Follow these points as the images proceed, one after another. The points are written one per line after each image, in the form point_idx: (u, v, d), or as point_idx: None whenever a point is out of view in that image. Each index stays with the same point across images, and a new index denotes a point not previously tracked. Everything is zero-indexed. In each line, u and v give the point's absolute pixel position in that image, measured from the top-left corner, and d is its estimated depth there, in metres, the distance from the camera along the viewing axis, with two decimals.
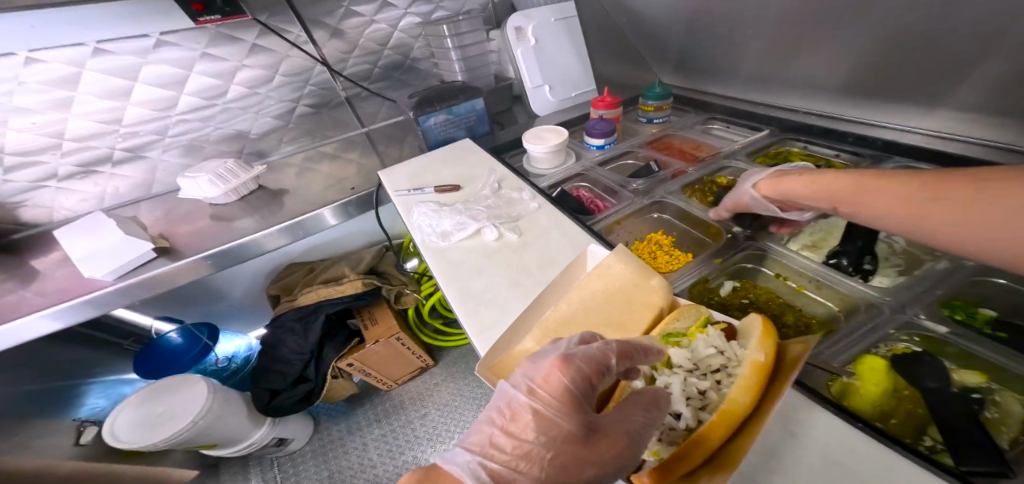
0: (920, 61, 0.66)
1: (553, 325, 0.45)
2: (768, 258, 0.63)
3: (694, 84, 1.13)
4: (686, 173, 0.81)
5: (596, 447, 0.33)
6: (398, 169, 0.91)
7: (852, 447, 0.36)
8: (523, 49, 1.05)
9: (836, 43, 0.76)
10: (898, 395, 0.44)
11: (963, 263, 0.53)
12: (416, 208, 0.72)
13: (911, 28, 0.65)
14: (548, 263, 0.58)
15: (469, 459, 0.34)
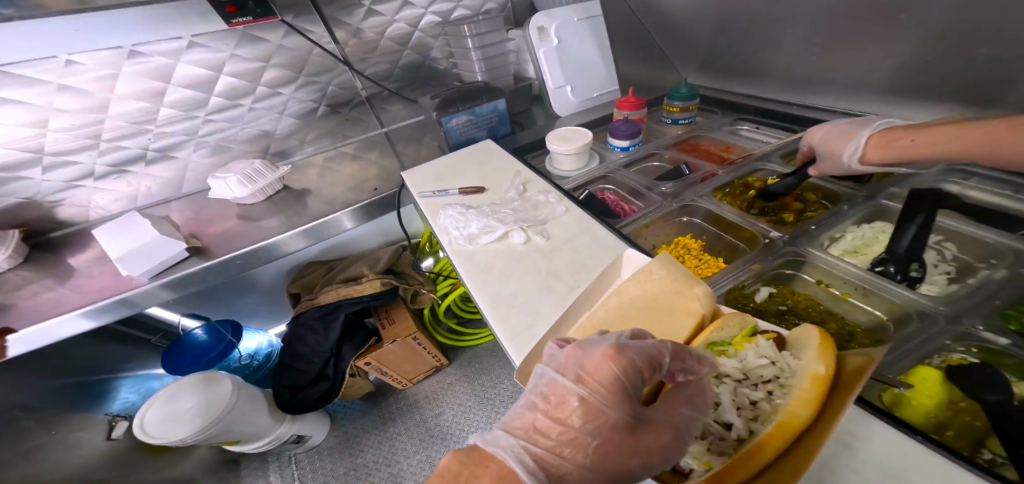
0: (975, 57, 0.63)
1: (589, 331, 0.44)
2: (807, 264, 0.60)
3: (721, 83, 1.11)
4: (716, 175, 0.79)
5: (643, 437, 0.32)
6: (421, 170, 0.91)
7: (913, 463, 0.34)
8: (545, 48, 1.04)
9: (880, 39, 0.73)
10: (955, 407, 0.42)
11: (1023, 271, 0.49)
12: (442, 211, 0.72)
13: (965, 23, 0.62)
14: (579, 267, 0.57)
15: (513, 441, 0.34)
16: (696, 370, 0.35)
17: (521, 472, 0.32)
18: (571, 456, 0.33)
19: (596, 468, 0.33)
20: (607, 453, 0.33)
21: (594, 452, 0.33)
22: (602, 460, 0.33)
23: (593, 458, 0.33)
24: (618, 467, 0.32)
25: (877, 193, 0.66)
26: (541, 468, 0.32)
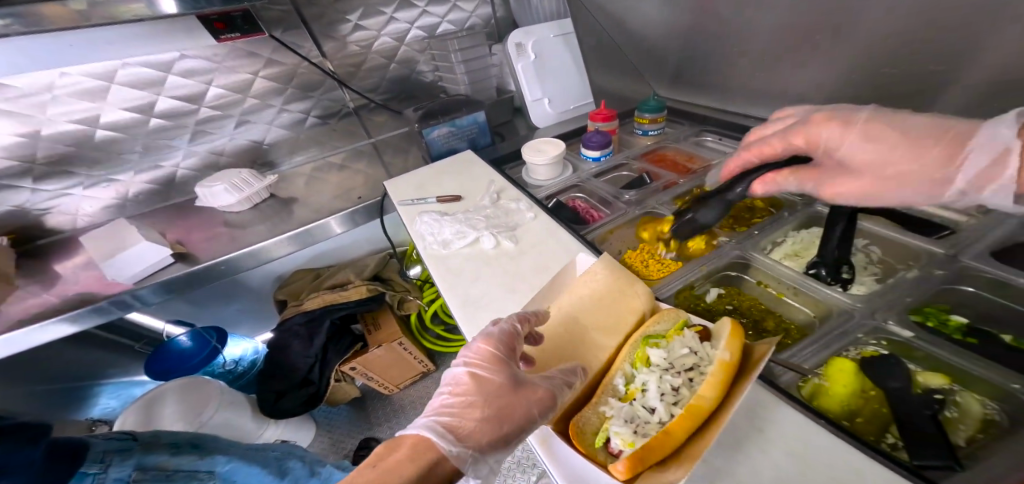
0: (897, 76, 0.71)
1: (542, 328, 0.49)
2: (751, 267, 0.65)
3: (688, 98, 1.18)
4: (677, 184, 0.85)
5: (523, 396, 0.40)
6: (402, 179, 0.95)
7: (815, 441, 0.39)
8: (523, 64, 1.10)
9: (819, 60, 0.81)
10: (865, 396, 0.46)
11: (933, 272, 0.55)
12: (419, 217, 0.76)
13: (889, 47, 0.70)
14: (541, 269, 0.62)
15: (426, 419, 0.41)
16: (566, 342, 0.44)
17: (428, 441, 0.39)
18: (471, 420, 0.41)
19: (495, 427, 0.40)
20: (498, 413, 0.40)
21: (491, 414, 0.41)
22: (498, 419, 0.40)
23: (490, 420, 0.40)
24: (508, 423, 0.39)
25: (814, 201, 0.72)
26: (448, 432, 0.39)
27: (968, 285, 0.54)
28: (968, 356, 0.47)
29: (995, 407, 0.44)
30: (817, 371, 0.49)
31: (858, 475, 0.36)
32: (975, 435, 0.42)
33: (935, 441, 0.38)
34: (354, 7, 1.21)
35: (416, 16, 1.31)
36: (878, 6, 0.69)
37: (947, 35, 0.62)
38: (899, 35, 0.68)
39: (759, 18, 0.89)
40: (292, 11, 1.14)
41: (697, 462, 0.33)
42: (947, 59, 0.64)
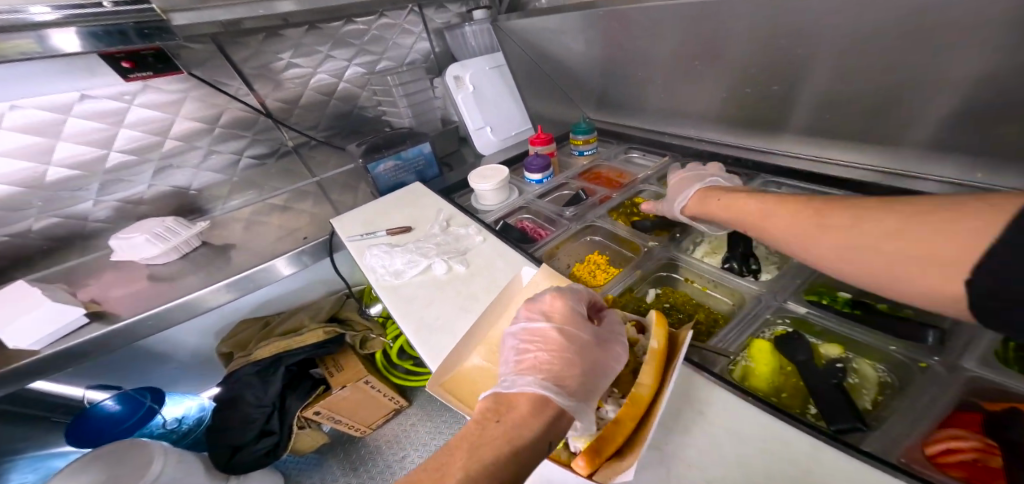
0: (752, 97, 0.87)
1: (494, 342, 0.53)
2: (680, 266, 0.74)
3: (615, 117, 1.29)
4: (610, 198, 0.95)
5: (609, 351, 0.44)
6: (352, 215, 0.94)
7: (740, 415, 0.45)
8: (463, 94, 1.17)
9: (700, 85, 0.96)
10: (785, 372, 0.54)
11: None
12: (369, 251, 0.77)
13: (745, 75, 0.85)
14: (491, 286, 0.65)
15: (529, 379, 0.39)
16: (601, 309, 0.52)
17: (547, 394, 0.38)
18: (568, 374, 0.41)
19: (583, 376, 0.41)
20: (588, 362, 0.42)
21: (577, 366, 0.41)
22: (584, 367, 0.41)
23: (583, 370, 0.41)
24: (604, 373, 0.42)
25: None
26: (552, 389, 0.38)
27: (852, 262, 0.64)
28: (848, 326, 0.55)
29: (883, 369, 0.52)
30: (742, 353, 0.55)
31: (779, 442, 0.41)
32: (877, 398, 0.49)
33: (840, 404, 0.44)
34: (286, 46, 1.21)
35: (353, 54, 1.33)
36: (732, 43, 0.82)
37: (780, 66, 0.78)
38: (755, 59, 0.80)
39: (651, 47, 0.98)
40: (214, 49, 1.10)
41: (642, 449, 0.36)
42: (784, 84, 0.80)
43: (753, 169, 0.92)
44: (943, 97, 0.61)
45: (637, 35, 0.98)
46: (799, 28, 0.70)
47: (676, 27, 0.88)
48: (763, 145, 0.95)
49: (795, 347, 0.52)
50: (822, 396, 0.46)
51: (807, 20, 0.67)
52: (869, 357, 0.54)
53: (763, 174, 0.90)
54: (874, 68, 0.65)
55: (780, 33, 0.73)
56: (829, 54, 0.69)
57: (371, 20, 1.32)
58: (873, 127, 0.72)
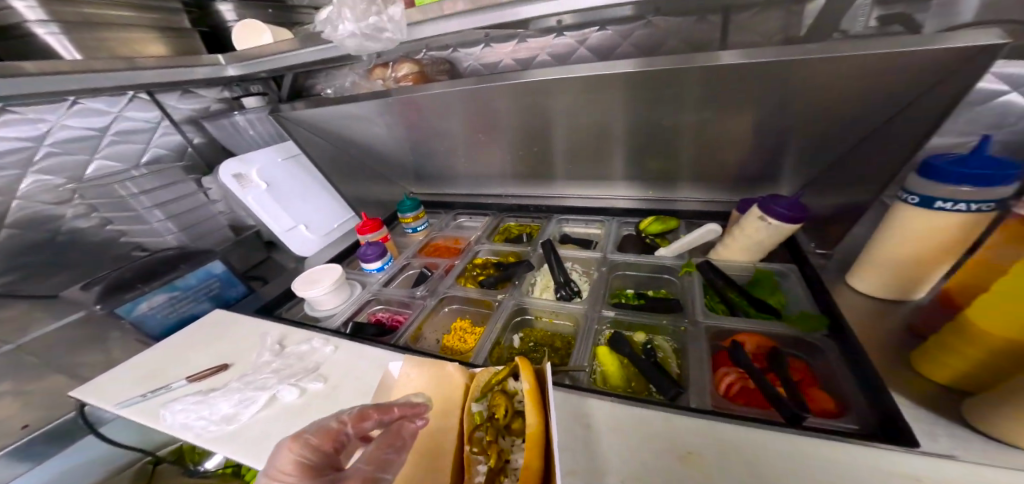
0: (526, 160, 1.19)
1: (384, 443, 0.49)
2: (529, 309, 0.87)
3: (433, 188, 1.41)
4: (454, 265, 1.07)
5: (376, 468, 0.44)
6: (118, 372, 0.71)
7: (618, 415, 0.53)
8: (251, 194, 1.00)
9: (489, 155, 1.21)
10: (624, 363, 0.69)
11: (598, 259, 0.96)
12: (166, 409, 0.59)
13: (518, 146, 1.15)
14: (363, 391, 0.63)
15: (316, 429, 0.47)
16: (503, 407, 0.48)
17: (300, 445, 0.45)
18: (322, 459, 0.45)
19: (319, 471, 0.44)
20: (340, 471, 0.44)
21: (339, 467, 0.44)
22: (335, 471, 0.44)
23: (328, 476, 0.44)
24: (329, 482, 0.43)
25: (535, 245, 1.07)
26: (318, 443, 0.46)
27: (631, 260, 0.92)
28: (646, 314, 0.75)
29: (670, 338, 0.74)
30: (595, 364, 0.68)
31: (647, 423, 0.51)
32: (678, 362, 0.70)
33: (661, 375, 0.60)
34: None
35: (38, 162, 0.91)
36: (501, 126, 1.09)
37: (535, 140, 1.10)
38: (520, 133, 1.10)
39: (442, 125, 1.13)
40: None
41: None
42: (541, 152, 1.14)
43: (546, 212, 1.26)
44: (618, 147, 1.03)
45: (432, 114, 1.09)
46: (537, 116, 1.03)
47: (461, 116, 1.09)
48: (544, 193, 1.29)
49: (621, 342, 0.68)
50: (648, 371, 0.62)
51: (539, 110, 1.01)
52: (662, 334, 0.75)
53: (555, 214, 1.25)
54: (581, 134, 1.03)
55: (527, 119, 1.05)
56: (559, 129, 1.04)
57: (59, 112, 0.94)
58: (595, 169, 1.13)
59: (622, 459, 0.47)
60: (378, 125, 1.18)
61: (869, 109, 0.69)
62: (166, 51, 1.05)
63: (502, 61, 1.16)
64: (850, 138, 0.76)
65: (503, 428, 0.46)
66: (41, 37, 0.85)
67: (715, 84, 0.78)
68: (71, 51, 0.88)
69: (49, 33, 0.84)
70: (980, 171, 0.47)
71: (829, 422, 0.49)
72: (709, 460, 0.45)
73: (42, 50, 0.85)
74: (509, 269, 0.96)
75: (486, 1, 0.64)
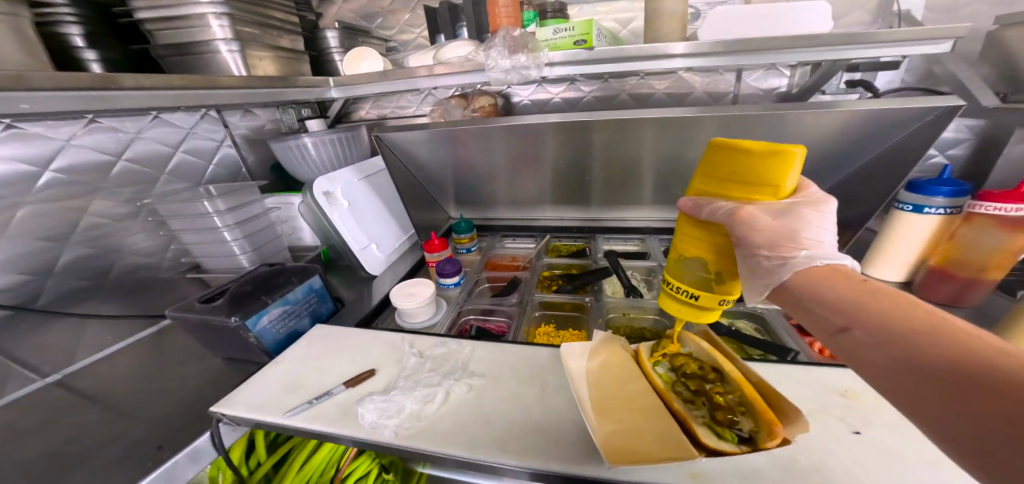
0: (569, 187, 1.35)
1: (599, 406, 0.59)
2: (610, 306, 1.03)
3: (477, 211, 1.52)
4: (528, 277, 1.19)
5: None
6: (252, 388, 0.72)
7: (766, 370, 0.66)
8: (336, 212, 1.03)
9: (535, 183, 1.35)
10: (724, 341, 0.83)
11: (654, 266, 1.16)
12: (361, 408, 0.65)
13: (564, 175, 1.30)
14: (533, 378, 0.72)
15: None
16: (696, 372, 0.59)
17: None
18: None
19: None
20: None
21: None
22: None
23: None
24: None
25: (596, 259, 1.25)
26: None
27: None
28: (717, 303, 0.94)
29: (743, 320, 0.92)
30: None
31: (790, 373, 0.65)
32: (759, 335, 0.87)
33: (762, 342, 0.77)
34: None
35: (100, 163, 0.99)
36: (550, 156, 1.22)
37: (580, 170, 1.27)
38: (569, 164, 1.25)
39: (484, 157, 1.23)
40: None
41: (791, 404, 0.48)
42: (582, 180, 1.31)
43: (588, 232, 1.44)
44: (648, 174, 1.24)
45: (478, 145, 1.17)
46: (581, 151, 1.19)
47: (508, 150, 1.20)
48: (580, 215, 1.46)
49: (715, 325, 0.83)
50: (751, 341, 0.78)
51: (589, 146, 1.16)
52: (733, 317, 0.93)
53: (596, 234, 1.44)
54: (615, 165, 1.23)
55: (572, 155, 1.21)
56: (597, 160, 1.22)
57: (134, 125, 1.05)
58: (632, 194, 1.33)
59: (799, 399, 0.59)
60: (427, 151, 1.20)
61: (847, 150, 0.98)
62: (288, 72, 1.02)
63: (552, 99, 1.36)
64: (850, 166, 1.02)
65: (702, 377, 0.58)
66: (221, 54, 0.86)
67: (726, 129, 1.01)
68: (241, 67, 0.88)
69: (229, 50, 0.86)
70: (947, 188, 0.76)
71: None
72: (863, 394, 0.60)
73: (216, 64, 0.86)
74: (586, 277, 1.09)
75: (628, 52, 0.83)
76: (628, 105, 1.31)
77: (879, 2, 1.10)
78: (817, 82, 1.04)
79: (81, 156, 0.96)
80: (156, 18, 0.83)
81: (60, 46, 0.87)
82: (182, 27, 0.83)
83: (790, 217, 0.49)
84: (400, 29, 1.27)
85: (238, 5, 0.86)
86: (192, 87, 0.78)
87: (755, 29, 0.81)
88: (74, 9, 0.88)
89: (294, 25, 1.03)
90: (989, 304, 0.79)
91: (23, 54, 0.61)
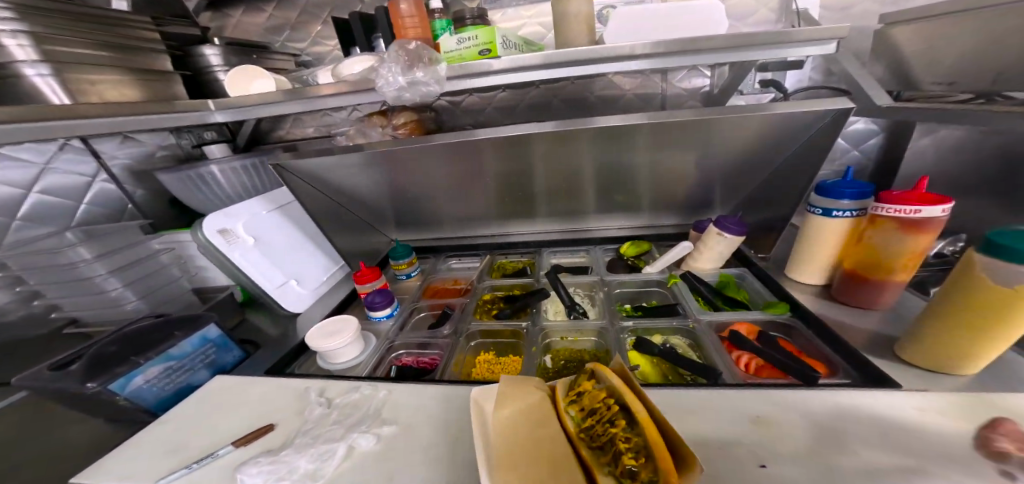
0: (508, 202, 1.30)
1: (506, 457, 0.53)
2: (551, 332, 0.97)
3: (418, 232, 1.44)
4: (466, 303, 1.11)
5: None
6: (126, 450, 0.62)
7: (685, 394, 0.62)
8: (237, 250, 0.93)
9: (474, 200, 1.29)
10: (654, 362, 0.82)
11: (596, 280, 1.12)
12: (239, 477, 0.56)
13: (503, 190, 1.24)
14: (444, 423, 0.66)
15: None
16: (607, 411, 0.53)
17: None
18: None
19: None
20: None
21: None
22: None
23: None
24: None
25: (539, 277, 1.19)
26: None
27: (627, 278, 1.09)
28: (654, 319, 0.90)
29: (680, 335, 0.89)
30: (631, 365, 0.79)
31: (709, 395, 0.62)
32: (693, 352, 0.86)
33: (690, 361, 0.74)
34: None
35: None
36: (484, 172, 1.16)
37: (518, 184, 1.22)
38: (506, 179, 1.19)
39: (422, 176, 1.15)
40: None
41: (695, 461, 0.44)
42: (525, 194, 1.26)
43: (534, 246, 1.39)
44: (591, 182, 1.20)
45: (410, 166, 1.10)
46: (517, 165, 1.14)
47: (442, 169, 1.13)
48: (523, 229, 1.41)
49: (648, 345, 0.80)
50: (682, 360, 0.74)
51: (523, 161, 1.12)
52: (671, 333, 0.90)
53: (542, 248, 1.39)
54: (553, 178, 1.19)
55: (508, 170, 1.16)
56: (540, 173, 1.17)
57: None
58: (572, 204, 1.30)
59: (717, 424, 0.57)
60: (357, 174, 1.12)
61: (769, 150, 0.97)
62: (146, 98, 0.91)
63: (483, 109, 1.30)
64: (767, 167, 1.03)
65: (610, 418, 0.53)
66: (27, 78, 0.73)
67: (662, 136, 0.98)
68: (61, 94, 0.76)
69: (38, 74, 0.73)
70: (851, 190, 0.76)
71: (832, 381, 0.66)
72: (775, 416, 0.57)
73: (23, 93, 0.72)
74: (524, 300, 1.04)
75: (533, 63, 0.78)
76: (560, 112, 1.27)
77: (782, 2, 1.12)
78: (733, 84, 1.04)
79: None
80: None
81: None
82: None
83: None
84: (314, 41, 1.20)
85: (40, 21, 0.73)
86: (45, 118, 0.70)
87: (656, 33, 0.78)
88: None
89: (146, 43, 0.93)
90: (905, 301, 0.79)
91: None
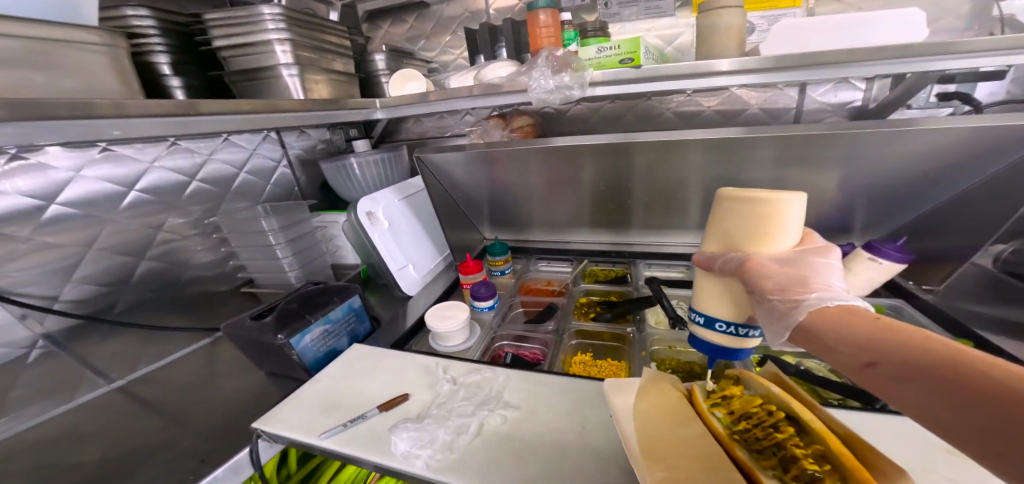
0: (607, 210, 1.29)
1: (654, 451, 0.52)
2: (654, 339, 0.96)
3: (513, 232, 1.51)
4: (564, 304, 1.15)
5: None
6: (292, 405, 0.71)
7: (853, 422, 0.56)
8: (377, 232, 1.06)
9: (569, 205, 1.31)
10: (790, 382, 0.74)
11: (702, 295, 1.08)
12: (395, 435, 0.62)
13: (602, 198, 1.25)
14: (570, 412, 0.67)
15: None
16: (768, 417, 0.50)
17: None
18: None
19: None
20: None
21: None
22: None
23: None
24: None
25: (637, 287, 1.18)
26: None
27: None
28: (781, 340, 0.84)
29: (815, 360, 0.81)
30: None
31: (881, 425, 0.55)
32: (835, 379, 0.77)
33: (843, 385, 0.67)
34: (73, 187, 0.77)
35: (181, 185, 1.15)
36: (587, 177, 1.16)
37: (620, 193, 1.21)
38: (607, 187, 1.19)
39: (520, 180, 1.21)
40: None
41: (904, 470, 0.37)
42: (626, 204, 1.25)
43: (628, 256, 1.38)
44: (693, 196, 1.15)
45: (514, 168, 1.15)
46: (618, 175, 1.13)
47: (544, 174, 1.17)
48: (616, 238, 1.40)
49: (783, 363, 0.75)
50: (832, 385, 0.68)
51: (627, 172, 1.11)
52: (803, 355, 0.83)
53: (638, 258, 1.37)
54: (655, 189, 1.16)
55: (609, 180, 1.15)
56: (640, 183, 1.15)
57: (212, 146, 1.21)
58: (676, 216, 1.25)
59: (898, 455, 0.50)
60: (465, 173, 1.20)
61: (940, 173, 0.84)
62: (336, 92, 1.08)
63: (592, 116, 1.33)
64: (945, 193, 0.88)
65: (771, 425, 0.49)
66: (284, 77, 0.93)
67: (785, 151, 0.90)
68: (300, 91, 0.95)
69: (291, 74, 0.93)
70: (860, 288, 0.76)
71: None
72: (978, 453, 0.49)
73: (280, 88, 0.94)
74: (626, 306, 1.03)
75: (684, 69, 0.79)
76: (672, 123, 1.26)
77: (975, 6, 1.00)
78: (900, 97, 0.96)
79: (166, 174, 1.11)
80: (231, 45, 0.90)
81: (151, 74, 0.95)
82: (254, 53, 0.91)
83: (798, 263, 0.41)
84: (442, 50, 1.36)
85: (297, 30, 0.93)
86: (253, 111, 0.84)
87: (842, 33, 0.74)
88: (165, 40, 0.95)
89: (345, 49, 1.10)
90: None
91: (118, 84, 0.69)
